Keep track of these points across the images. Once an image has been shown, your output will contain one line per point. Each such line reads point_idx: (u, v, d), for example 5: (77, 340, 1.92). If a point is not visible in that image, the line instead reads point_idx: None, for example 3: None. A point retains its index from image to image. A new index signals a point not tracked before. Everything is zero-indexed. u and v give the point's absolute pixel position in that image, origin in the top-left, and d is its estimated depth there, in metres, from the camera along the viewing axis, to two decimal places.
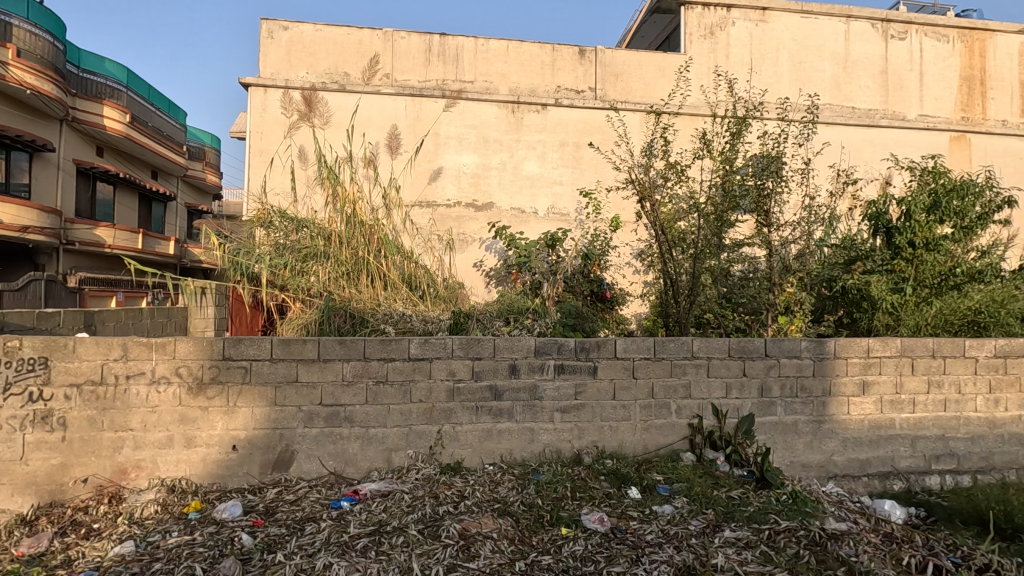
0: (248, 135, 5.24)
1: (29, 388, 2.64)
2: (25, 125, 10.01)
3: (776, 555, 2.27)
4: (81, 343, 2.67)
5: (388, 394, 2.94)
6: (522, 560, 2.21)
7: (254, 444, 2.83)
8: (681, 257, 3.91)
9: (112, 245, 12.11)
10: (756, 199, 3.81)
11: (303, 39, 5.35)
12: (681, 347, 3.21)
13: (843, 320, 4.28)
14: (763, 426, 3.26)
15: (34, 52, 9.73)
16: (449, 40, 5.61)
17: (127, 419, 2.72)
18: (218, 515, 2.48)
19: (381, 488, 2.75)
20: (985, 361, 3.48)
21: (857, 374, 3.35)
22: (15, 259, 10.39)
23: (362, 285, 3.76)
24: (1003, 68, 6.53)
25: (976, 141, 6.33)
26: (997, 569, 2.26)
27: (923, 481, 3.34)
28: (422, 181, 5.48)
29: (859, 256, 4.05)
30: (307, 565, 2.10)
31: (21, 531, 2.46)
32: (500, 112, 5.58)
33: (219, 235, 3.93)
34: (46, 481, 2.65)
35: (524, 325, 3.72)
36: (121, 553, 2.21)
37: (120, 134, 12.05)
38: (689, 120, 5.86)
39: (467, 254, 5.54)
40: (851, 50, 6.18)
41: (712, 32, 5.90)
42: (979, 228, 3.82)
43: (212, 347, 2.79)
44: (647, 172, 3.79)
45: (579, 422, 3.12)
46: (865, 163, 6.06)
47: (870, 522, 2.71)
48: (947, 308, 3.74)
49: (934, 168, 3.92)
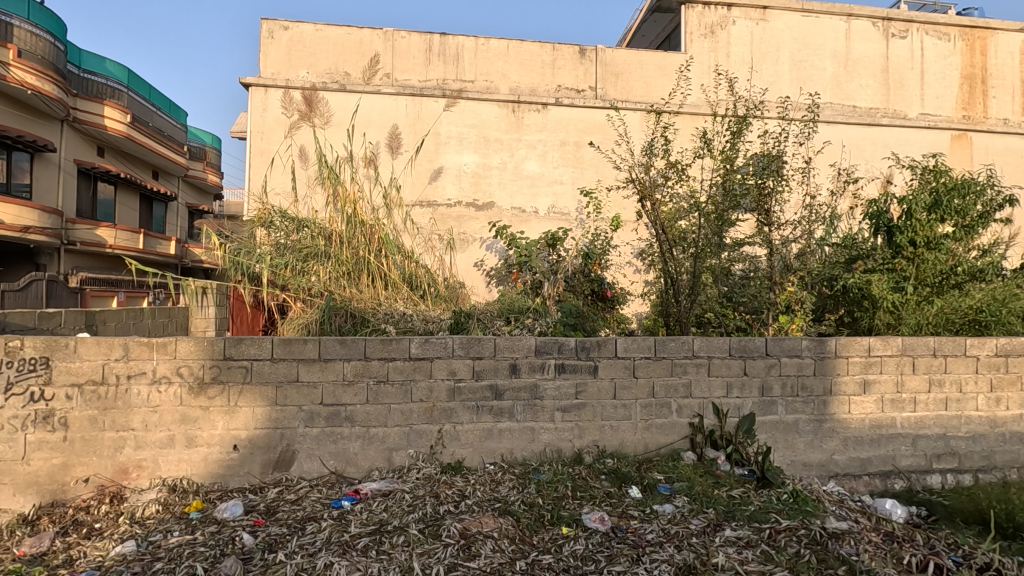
0: (249, 135, 5.24)
1: (30, 388, 2.65)
2: (27, 126, 10.03)
3: (776, 555, 2.26)
4: (82, 343, 2.67)
5: (388, 393, 2.94)
6: (522, 560, 2.20)
7: (255, 444, 2.83)
8: (682, 257, 3.90)
9: (113, 245, 12.12)
10: (757, 198, 3.80)
11: (303, 39, 5.36)
12: (682, 347, 3.20)
13: (844, 319, 4.27)
14: (763, 425, 3.25)
15: (35, 52, 9.75)
16: (449, 40, 5.61)
17: (128, 419, 2.72)
18: (219, 515, 2.49)
19: (381, 488, 2.75)
20: (986, 359, 3.47)
21: (858, 373, 3.34)
22: (15, 259, 10.40)
23: (362, 285, 3.76)
24: (1004, 66, 6.52)
25: (977, 140, 6.32)
26: (997, 568, 2.26)
27: (923, 480, 3.33)
28: (422, 180, 5.47)
29: (860, 255, 4.07)
30: (308, 564, 2.10)
31: (23, 531, 2.46)
32: (500, 111, 5.58)
33: (219, 235, 3.94)
34: (48, 481, 2.66)
35: (525, 325, 3.72)
36: (121, 552, 2.22)
37: (120, 134, 12.06)
38: (689, 119, 5.85)
39: (467, 254, 5.54)
40: (851, 49, 6.17)
41: (713, 30, 5.90)
42: (980, 227, 3.81)
43: (212, 347, 2.79)
44: (647, 171, 3.78)
45: (579, 422, 3.12)
46: (865, 162, 6.05)
47: (871, 522, 2.70)
48: (947, 307, 3.74)
49: (934, 167, 3.92)
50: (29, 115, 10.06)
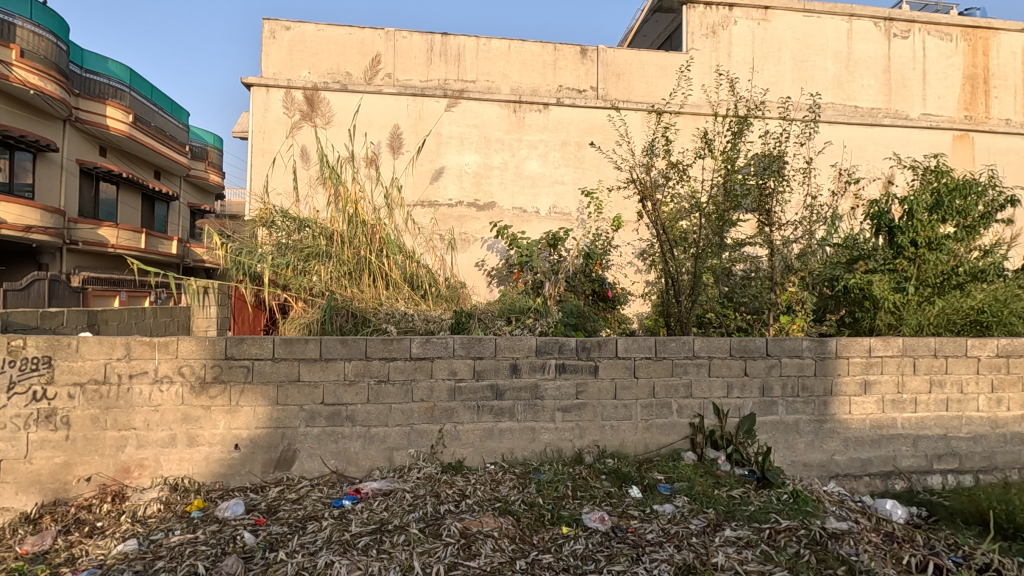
0: (250, 135, 5.24)
1: (32, 387, 2.66)
2: (29, 125, 10.06)
3: (776, 555, 2.27)
4: (84, 343, 2.68)
5: (389, 393, 2.95)
6: (522, 559, 2.21)
7: (256, 443, 2.84)
8: (683, 257, 3.89)
9: (115, 245, 12.15)
10: (758, 198, 3.80)
11: (305, 39, 5.37)
12: (682, 347, 3.21)
13: (845, 320, 4.26)
14: (764, 426, 3.26)
15: (38, 52, 9.79)
16: (450, 40, 5.62)
17: (130, 419, 2.73)
18: (220, 514, 2.49)
19: (382, 488, 2.75)
20: (987, 360, 3.47)
21: (858, 374, 3.34)
22: (17, 258, 10.42)
23: (363, 284, 3.77)
24: (1006, 67, 6.51)
25: (979, 140, 6.31)
26: (997, 568, 2.26)
27: (924, 481, 3.33)
28: (423, 180, 5.48)
29: (861, 256, 4.08)
30: (309, 563, 2.11)
31: (25, 530, 2.47)
32: (502, 112, 5.59)
33: (221, 235, 3.94)
34: (50, 480, 2.67)
35: (525, 325, 3.72)
36: (123, 551, 2.22)
37: (122, 133, 12.13)
38: (690, 119, 5.85)
39: (468, 254, 5.55)
40: (853, 49, 6.16)
41: (714, 31, 5.89)
42: (982, 227, 3.80)
43: (213, 347, 2.80)
44: (648, 171, 3.78)
45: (580, 422, 3.12)
46: (866, 162, 6.05)
47: (871, 522, 2.70)
48: (949, 307, 3.74)
49: (935, 167, 3.93)
50: (31, 115, 10.10)
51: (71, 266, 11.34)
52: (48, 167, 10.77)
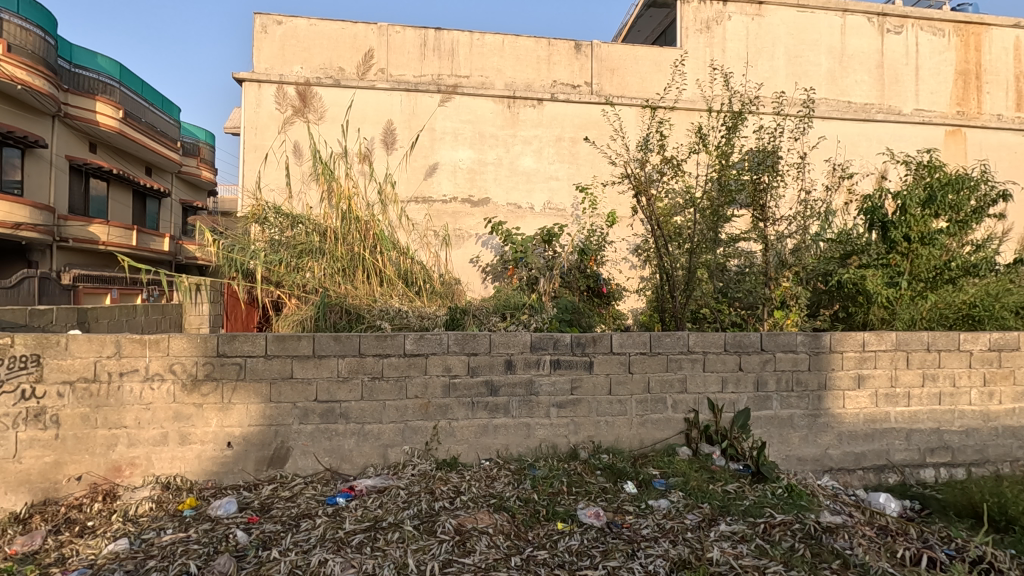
0: (242, 129, 5.17)
1: (20, 385, 2.61)
2: (17, 120, 9.91)
3: (771, 549, 2.27)
4: (73, 340, 2.65)
5: (383, 389, 2.93)
6: (518, 555, 2.20)
7: (249, 441, 2.82)
8: (678, 252, 3.86)
9: (106, 242, 12.04)
10: (752, 194, 3.77)
11: (297, 33, 5.31)
12: (677, 342, 3.19)
13: (838, 314, 4.22)
14: (758, 420, 3.27)
15: (24, 47, 9.55)
16: (444, 35, 5.59)
17: (120, 417, 2.70)
18: (213, 513, 2.48)
19: (377, 484, 2.74)
20: (979, 353, 3.49)
21: (852, 368, 3.36)
22: (7, 256, 10.33)
23: (357, 281, 3.76)
24: (997, 63, 6.53)
25: (971, 135, 6.34)
26: (991, 563, 2.26)
27: (917, 474, 3.37)
28: (417, 177, 5.45)
29: (855, 250, 4.02)
30: (302, 561, 2.08)
31: (15, 530, 2.44)
32: (496, 108, 5.56)
33: (213, 231, 3.86)
34: (40, 480, 2.64)
35: (521, 321, 3.72)
36: (114, 551, 2.20)
37: (113, 129, 12.09)
38: (684, 114, 5.85)
39: (462, 249, 5.53)
40: (847, 45, 6.17)
41: (709, 26, 5.88)
42: (973, 221, 3.88)
43: (205, 345, 2.76)
44: (643, 166, 3.73)
45: (575, 418, 3.12)
46: (860, 157, 6.07)
47: (865, 515, 2.71)
48: (941, 302, 3.80)
49: (928, 163, 3.98)
50: (20, 111, 9.94)
51: (62, 264, 11.24)
52: (40, 164, 10.66)
